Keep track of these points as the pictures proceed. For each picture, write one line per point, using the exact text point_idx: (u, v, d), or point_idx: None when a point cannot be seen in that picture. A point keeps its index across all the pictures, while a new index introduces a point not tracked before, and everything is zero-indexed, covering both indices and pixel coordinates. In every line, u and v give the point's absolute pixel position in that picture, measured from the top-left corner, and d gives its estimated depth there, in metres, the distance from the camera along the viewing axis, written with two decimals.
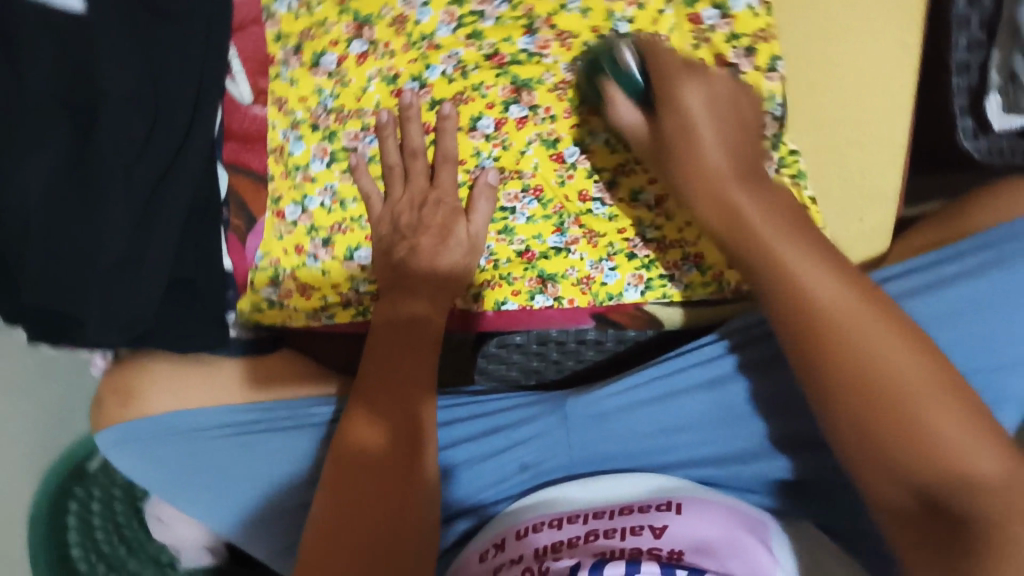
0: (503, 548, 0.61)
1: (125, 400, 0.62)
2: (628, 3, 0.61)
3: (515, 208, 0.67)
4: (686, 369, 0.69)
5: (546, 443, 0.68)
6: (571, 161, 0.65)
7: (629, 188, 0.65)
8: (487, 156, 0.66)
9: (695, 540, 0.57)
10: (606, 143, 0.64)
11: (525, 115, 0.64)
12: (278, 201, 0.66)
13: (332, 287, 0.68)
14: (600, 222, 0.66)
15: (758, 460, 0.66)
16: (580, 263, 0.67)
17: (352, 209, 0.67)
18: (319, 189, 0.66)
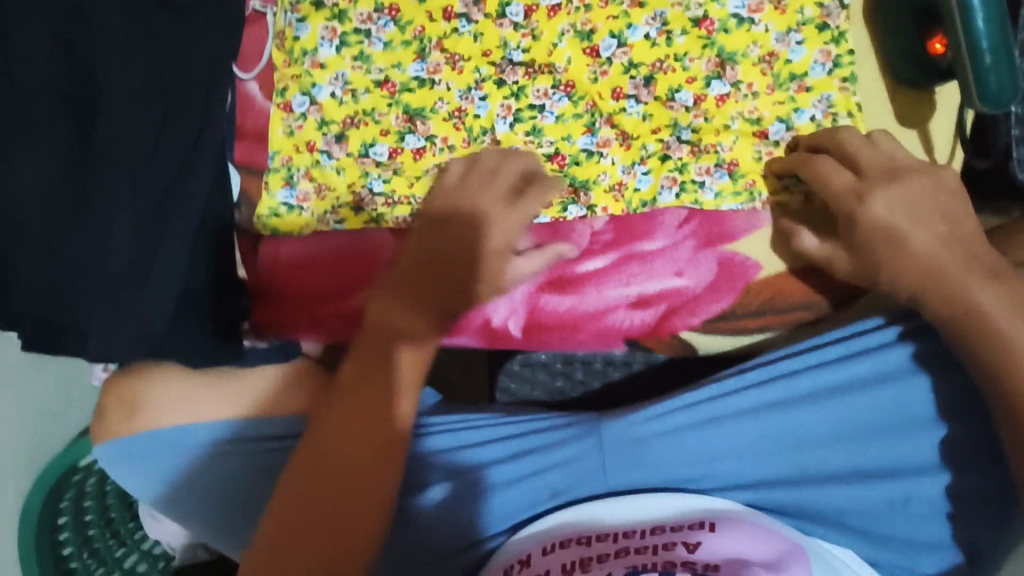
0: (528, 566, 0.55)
1: (134, 410, 0.60)
2: None
3: (544, 106, 0.60)
4: (739, 392, 0.60)
5: (579, 469, 0.59)
6: (606, 56, 0.59)
7: (666, 88, 0.59)
8: (515, 48, 0.59)
9: (733, 554, 0.54)
10: (646, 37, 0.58)
11: (557, 3, 0.59)
12: (283, 92, 0.59)
13: (347, 187, 0.60)
14: (632, 123, 0.59)
15: (817, 491, 0.58)
16: (613, 168, 0.60)
17: (364, 101, 0.59)
18: (330, 77, 0.59)
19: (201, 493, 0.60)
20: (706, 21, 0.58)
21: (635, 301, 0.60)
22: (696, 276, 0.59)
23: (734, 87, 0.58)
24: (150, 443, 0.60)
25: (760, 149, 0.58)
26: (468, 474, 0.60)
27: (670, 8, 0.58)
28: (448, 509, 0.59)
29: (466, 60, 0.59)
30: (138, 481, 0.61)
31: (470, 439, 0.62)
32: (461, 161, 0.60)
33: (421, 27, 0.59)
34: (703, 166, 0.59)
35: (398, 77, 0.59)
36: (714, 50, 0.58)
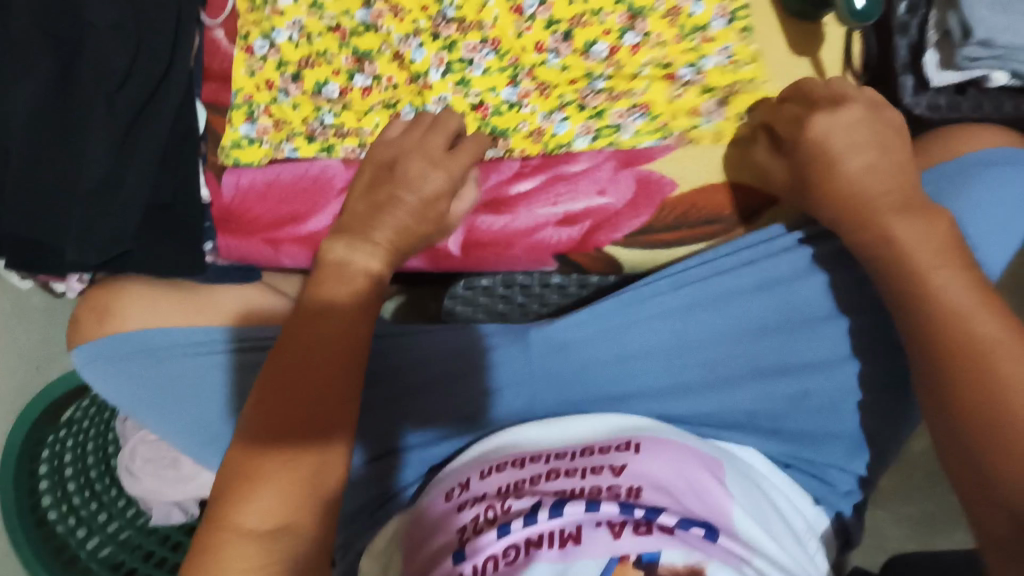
0: (466, 489, 0.57)
1: (104, 317, 0.67)
2: None
3: (473, 59, 0.66)
4: (652, 299, 0.65)
5: (509, 371, 0.65)
6: (529, 13, 0.65)
7: (583, 41, 0.65)
8: (448, 5, 0.66)
9: (657, 478, 0.55)
10: None
11: None
12: (246, 36, 0.67)
13: (301, 121, 0.67)
14: (552, 73, 0.66)
15: (722, 387, 0.63)
16: (531, 117, 0.66)
17: (318, 44, 0.67)
18: (287, 23, 0.66)
19: (165, 392, 0.66)
20: None
21: (562, 218, 0.67)
22: (617, 193, 0.66)
23: (644, 37, 0.64)
24: (117, 346, 0.66)
25: (673, 92, 0.64)
26: (411, 381, 0.66)
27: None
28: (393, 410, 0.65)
29: (408, 11, 0.66)
30: (108, 383, 0.67)
31: (411, 354, 0.67)
32: (401, 98, 0.67)
33: None
34: (619, 110, 0.65)
35: (345, 26, 0.66)
36: (625, 5, 0.64)
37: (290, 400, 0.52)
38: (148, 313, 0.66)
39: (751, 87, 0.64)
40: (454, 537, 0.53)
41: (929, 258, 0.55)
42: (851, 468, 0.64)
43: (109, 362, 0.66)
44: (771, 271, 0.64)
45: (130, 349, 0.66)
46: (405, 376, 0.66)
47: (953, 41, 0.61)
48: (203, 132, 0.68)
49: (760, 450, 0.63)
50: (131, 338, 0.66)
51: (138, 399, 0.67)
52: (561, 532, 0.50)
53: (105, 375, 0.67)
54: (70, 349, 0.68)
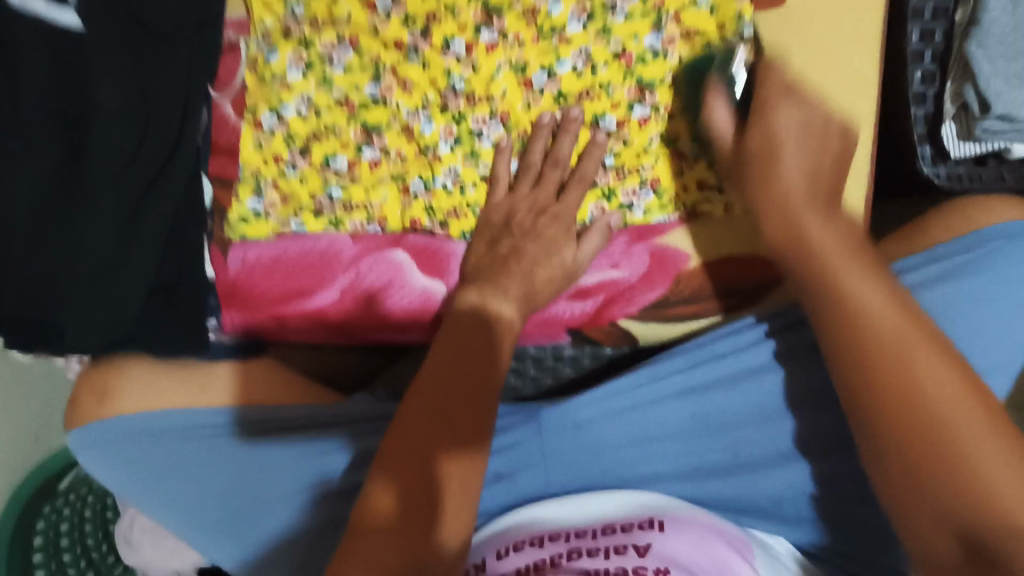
0: (481, 570, 0.53)
1: (104, 398, 0.65)
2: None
3: (482, 132, 0.66)
4: (667, 376, 0.64)
5: (521, 453, 0.62)
6: (539, 87, 0.65)
7: (592, 114, 0.65)
8: (458, 78, 0.65)
9: (685, 559, 0.51)
10: (573, 69, 0.64)
11: (495, 40, 0.64)
12: (254, 110, 0.66)
13: (309, 196, 0.67)
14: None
15: (740, 470, 0.62)
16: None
17: (327, 117, 0.66)
18: (296, 97, 0.66)
19: (166, 477, 0.63)
20: (625, 55, 0.63)
21: (575, 293, 0.66)
22: (631, 267, 0.66)
23: (653, 111, 0.64)
24: (116, 429, 0.64)
25: (681, 166, 0.65)
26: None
27: (594, 44, 0.64)
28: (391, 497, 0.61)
29: (417, 85, 0.66)
30: (104, 467, 0.64)
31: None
32: (410, 170, 0.67)
33: (377, 54, 0.65)
34: (629, 187, 0.66)
35: (355, 99, 0.66)
36: (634, 79, 0.64)
37: (416, 454, 0.53)
38: (150, 395, 0.64)
39: None
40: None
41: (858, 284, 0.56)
42: (881, 555, 0.60)
43: (104, 448, 0.63)
44: (792, 342, 0.62)
45: (127, 434, 0.64)
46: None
47: (971, 113, 0.61)
48: (209, 207, 0.66)
49: (783, 536, 0.61)
50: (129, 422, 0.64)
51: (134, 484, 0.63)
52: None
53: (98, 463, 0.64)
54: (66, 430, 0.65)
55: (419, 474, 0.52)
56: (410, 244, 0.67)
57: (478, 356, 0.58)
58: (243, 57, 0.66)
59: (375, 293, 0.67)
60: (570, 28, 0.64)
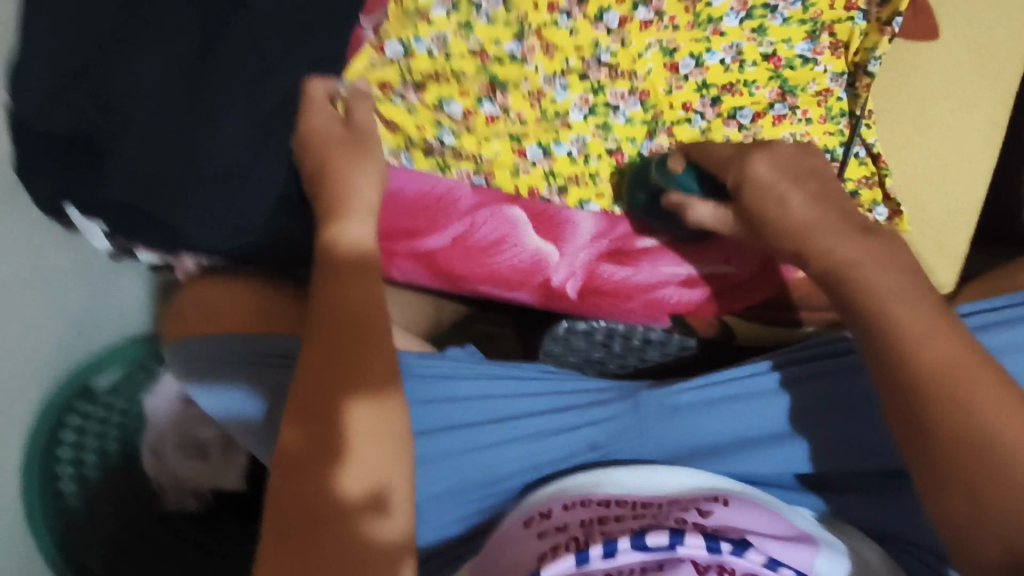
0: (547, 518, 0.55)
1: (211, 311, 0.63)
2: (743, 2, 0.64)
3: (618, 107, 0.67)
4: (754, 373, 0.65)
5: (617, 427, 0.62)
6: (684, 73, 0.66)
7: (729, 107, 0.66)
8: (604, 50, 0.65)
9: (748, 531, 0.52)
10: (721, 62, 0.65)
11: (650, 19, 0.65)
12: (382, 36, 0.64)
13: (417, 129, 0.66)
14: (691, 134, 0.66)
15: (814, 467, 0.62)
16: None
17: (456, 62, 0.65)
18: (431, 34, 0.64)
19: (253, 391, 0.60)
20: (774, 57, 0.65)
21: (686, 280, 0.68)
22: (743, 263, 0.68)
23: (791, 112, 0.65)
24: (213, 345, 0.61)
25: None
26: (475, 430, 0.60)
27: (746, 41, 0.65)
28: (436, 458, 0.59)
29: (560, 50, 0.66)
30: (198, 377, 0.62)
31: (470, 387, 0.62)
32: (530, 133, 0.67)
33: (525, 13, 0.64)
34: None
35: (494, 52, 0.65)
36: (778, 82, 0.65)
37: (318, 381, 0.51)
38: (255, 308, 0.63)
39: (881, 184, 0.65)
40: (533, 561, 0.50)
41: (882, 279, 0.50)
42: None
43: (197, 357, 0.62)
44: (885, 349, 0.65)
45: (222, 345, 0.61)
46: (440, 417, 0.60)
47: None
48: None
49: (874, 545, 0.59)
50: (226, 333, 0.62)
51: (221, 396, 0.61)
52: (642, 566, 0.49)
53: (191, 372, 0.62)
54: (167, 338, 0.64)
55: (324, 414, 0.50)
56: (529, 205, 0.67)
57: (362, 301, 0.55)
58: None
59: (487, 245, 0.66)
60: (727, 21, 0.65)
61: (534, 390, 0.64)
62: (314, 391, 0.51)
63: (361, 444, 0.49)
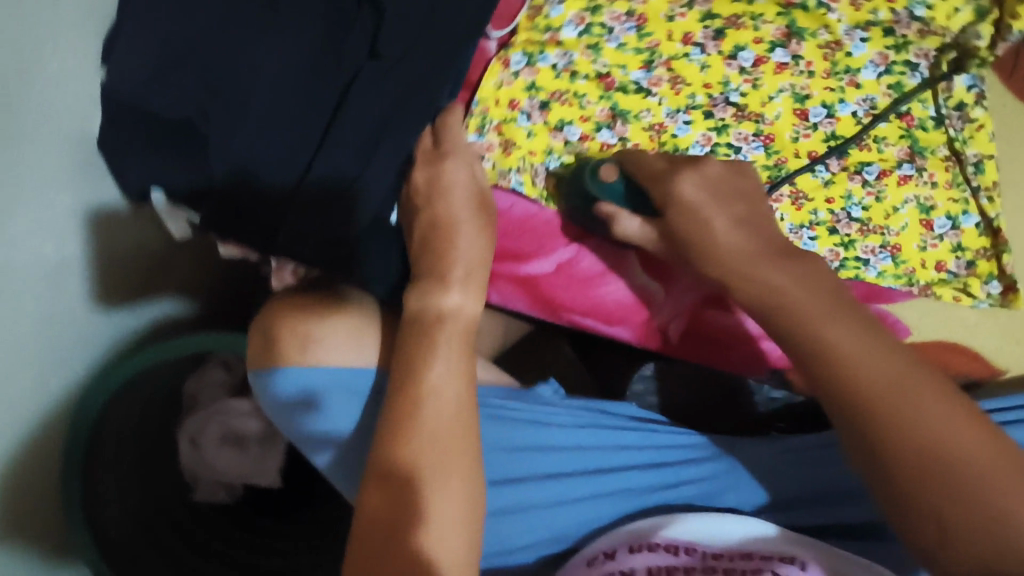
0: (612, 559, 0.52)
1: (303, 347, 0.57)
2: (881, 57, 0.62)
3: (740, 148, 0.64)
4: None
5: (714, 485, 0.59)
6: (813, 122, 0.63)
7: (857, 161, 0.64)
8: (734, 89, 0.63)
9: None
10: (854, 115, 0.63)
11: (786, 62, 0.62)
12: (509, 48, 0.63)
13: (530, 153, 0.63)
14: (813, 185, 0.64)
15: None
16: (780, 223, 0.64)
17: (579, 84, 0.63)
18: (558, 51, 0.62)
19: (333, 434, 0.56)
20: (908, 116, 0.63)
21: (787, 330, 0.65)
22: None
23: (918, 173, 0.63)
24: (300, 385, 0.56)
25: (925, 240, 0.64)
26: (563, 481, 0.58)
27: (883, 96, 0.62)
28: (528, 508, 0.57)
29: (688, 85, 0.63)
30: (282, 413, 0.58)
31: (561, 435, 0.60)
32: None
33: (658, 42, 0.62)
34: (868, 245, 0.64)
35: (620, 81, 0.63)
36: (909, 141, 0.63)
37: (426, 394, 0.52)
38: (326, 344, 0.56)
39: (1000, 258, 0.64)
40: None
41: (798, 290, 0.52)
42: None
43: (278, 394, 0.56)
44: None
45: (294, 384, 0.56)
46: (529, 465, 0.58)
47: None
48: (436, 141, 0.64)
49: None
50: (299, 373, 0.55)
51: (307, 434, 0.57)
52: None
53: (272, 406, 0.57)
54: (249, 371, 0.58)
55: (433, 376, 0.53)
56: None
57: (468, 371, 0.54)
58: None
59: (592, 276, 0.64)
60: (864, 74, 0.62)
61: (628, 431, 0.61)
62: (403, 403, 0.52)
63: (432, 454, 0.51)
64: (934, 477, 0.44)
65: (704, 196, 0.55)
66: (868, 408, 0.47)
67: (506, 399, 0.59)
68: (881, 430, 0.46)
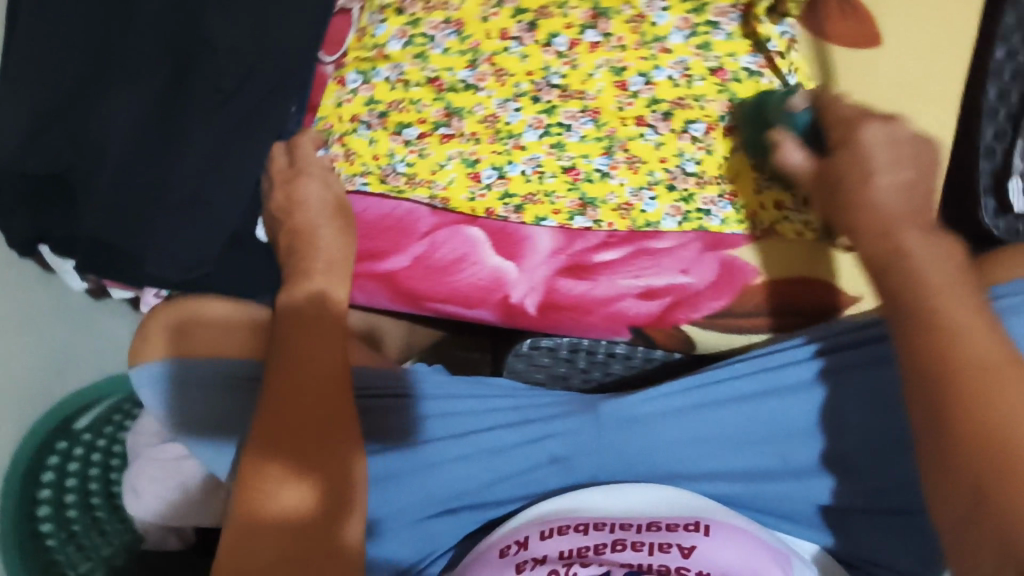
0: (524, 547, 0.55)
1: (192, 341, 0.64)
2: (682, 23, 0.65)
3: (571, 126, 0.67)
4: (746, 376, 0.64)
5: (577, 440, 0.63)
6: (633, 90, 0.66)
7: (682, 120, 0.66)
8: (555, 72, 0.66)
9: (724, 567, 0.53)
10: (670, 78, 0.66)
11: (599, 40, 0.66)
12: (342, 69, 0.68)
13: (373, 158, 0.68)
14: (646, 149, 0.66)
15: (803, 479, 0.62)
16: (620, 189, 0.67)
17: (412, 91, 0.67)
18: (388, 65, 0.67)
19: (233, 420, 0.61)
20: (721, 71, 0.65)
21: (642, 292, 0.66)
22: (700, 274, 0.66)
23: (744, 122, 0.65)
24: (199, 370, 0.62)
25: (761, 183, 0.66)
26: (433, 450, 0.62)
27: (693, 57, 0.65)
28: (397, 477, 0.61)
29: (511, 75, 0.66)
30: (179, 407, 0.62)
31: (428, 408, 0.64)
32: (483, 157, 0.67)
33: (478, 41, 0.66)
34: (708, 196, 0.66)
35: (449, 81, 0.67)
36: (728, 95, 0.66)
37: (289, 395, 0.54)
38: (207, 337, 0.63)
39: None
40: None
41: (915, 237, 0.49)
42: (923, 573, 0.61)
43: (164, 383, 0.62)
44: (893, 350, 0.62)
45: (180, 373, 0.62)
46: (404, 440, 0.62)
47: None
48: None
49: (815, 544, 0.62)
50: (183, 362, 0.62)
51: (205, 428, 0.61)
52: None
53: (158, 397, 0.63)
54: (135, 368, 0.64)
55: (286, 370, 0.55)
56: (487, 225, 0.67)
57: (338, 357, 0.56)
58: (355, 21, 0.68)
59: (448, 264, 0.67)
60: (672, 39, 0.65)
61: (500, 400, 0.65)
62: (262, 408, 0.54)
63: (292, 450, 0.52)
64: (991, 409, 0.41)
65: (884, 143, 0.53)
66: (957, 379, 0.42)
67: (382, 381, 0.65)
68: (996, 430, 0.41)
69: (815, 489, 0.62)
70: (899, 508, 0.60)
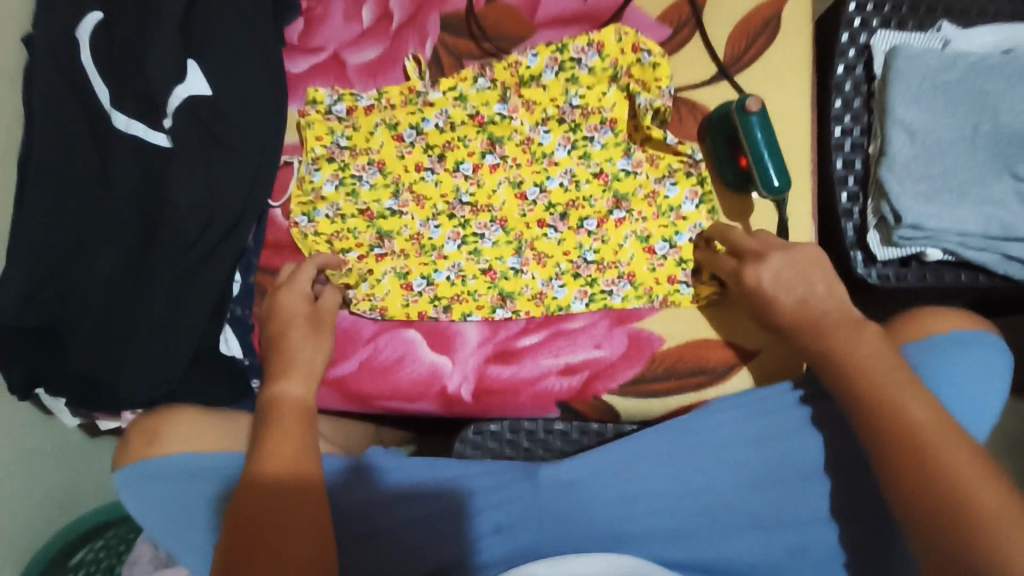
0: None
1: (153, 440, 0.66)
2: (563, 142, 0.78)
3: (484, 234, 0.78)
4: (691, 432, 0.68)
5: (517, 505, 0.66)
6: (532, 199, 0.78)
7: (577, 218, 0.77)
8: (464, 192, 0.79)
9: None
10: (561, 185, 0.78)
11: (497, 162, 0.79)
12: (291, 211, 0.80)
13: None
14: (550, 246, 0.77)
15: (750, 530, 0.64)
16: (532, 282, 0.77)
17: (349, 222, 0.79)
18: (327, 204, 0.80)
19: (196, 518, 0.62)
20: (602, 174, 0.77)
21: (565, 368, 0.75)
22: (612, 347, 0.75)
23: (628, 214, 0.77)
24: (163, 469, 0.64)
25: (653, 262, 0.76)
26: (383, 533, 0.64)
27: (577, 166, 0.78)
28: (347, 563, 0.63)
29: (428, 200, 0.79)
30: (142, 507, 0.64)
31: (379, 493, 0.66)
32: (413, 269, 0.78)
33: (399, 176, 0.80)
34: (609, 278, 0.76)
35: (377, 210, 0.79)
36: (612, 192, 0.77)
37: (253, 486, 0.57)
38: (182, 440, 0.65)
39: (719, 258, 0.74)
40: None
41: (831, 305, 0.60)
42: None
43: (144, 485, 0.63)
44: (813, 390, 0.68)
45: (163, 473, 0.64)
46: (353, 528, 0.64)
47: (889, 224, 0.74)
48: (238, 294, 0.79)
49: None
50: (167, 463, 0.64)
51: (168, 528, 0.63)
52: None
53: (139, 498, 0.64)
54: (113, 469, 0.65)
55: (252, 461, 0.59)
56: (423, 326, 0.77)
57: (310, 453, 0.61)
58: (296, 175, 0.81)
59: (390, 364, 0.76)
60: (557, 154, 0.78)
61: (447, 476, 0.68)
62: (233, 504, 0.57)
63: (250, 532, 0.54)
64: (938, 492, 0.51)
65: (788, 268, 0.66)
66: (928, 482, 0.51)
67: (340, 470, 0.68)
68: (968, 516, 0.49)
69: (788, 537, 0.64)
70: (820, 546, 0.63)
